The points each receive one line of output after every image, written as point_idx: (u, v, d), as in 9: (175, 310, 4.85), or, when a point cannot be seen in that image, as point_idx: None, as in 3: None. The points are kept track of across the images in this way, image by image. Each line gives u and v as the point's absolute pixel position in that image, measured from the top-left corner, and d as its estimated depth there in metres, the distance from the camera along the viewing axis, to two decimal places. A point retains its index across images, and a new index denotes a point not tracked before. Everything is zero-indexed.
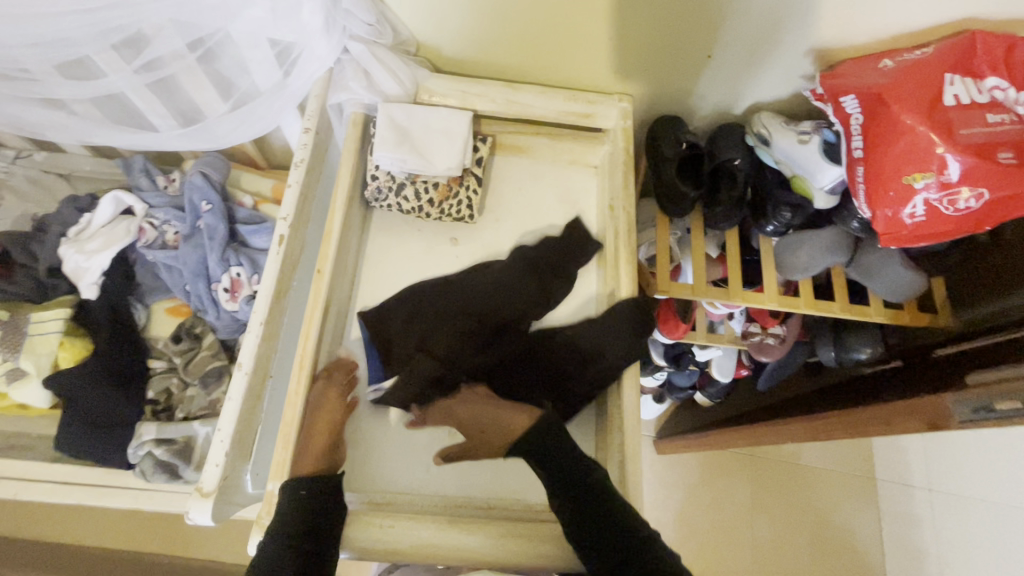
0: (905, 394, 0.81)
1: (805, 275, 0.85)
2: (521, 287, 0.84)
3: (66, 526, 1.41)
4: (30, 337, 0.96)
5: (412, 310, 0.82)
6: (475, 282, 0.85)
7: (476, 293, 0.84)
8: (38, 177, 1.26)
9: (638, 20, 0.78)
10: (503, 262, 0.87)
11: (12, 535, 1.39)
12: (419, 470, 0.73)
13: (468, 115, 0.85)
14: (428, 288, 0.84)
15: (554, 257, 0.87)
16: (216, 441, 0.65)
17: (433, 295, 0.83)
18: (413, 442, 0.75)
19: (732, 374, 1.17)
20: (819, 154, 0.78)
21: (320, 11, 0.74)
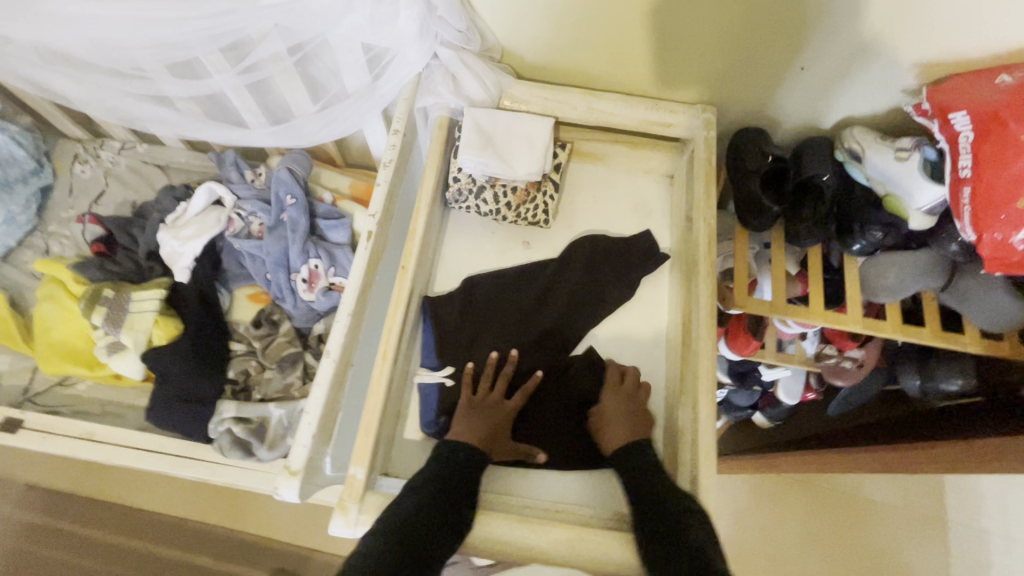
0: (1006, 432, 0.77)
1: (893, 297, 0.81)
2: (575, 291, 0.86)
3: (139, 492, 1.52)
4: (131, 314, 1.04)
5: (469, 305, 0.84)
6: (535, 284, 0.87)
7: (528, 300, 0.86)
8: (140, 167, 1.37)
9: (730, 30, 0.77)
10: (561, 267, 0.88)
11: (94, 494, 1.51)
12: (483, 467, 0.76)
13: (549, 121, 0.86)
14: (487, 286, 0.86)
15: (615, 263, 0.88)
16: (304, 423, 0.69)
17: (490, 292, 0.86)
18: None
19: (799, 397, 1.13)
20: (919, 172, 0.74)
21: (417, 18, 0.77)
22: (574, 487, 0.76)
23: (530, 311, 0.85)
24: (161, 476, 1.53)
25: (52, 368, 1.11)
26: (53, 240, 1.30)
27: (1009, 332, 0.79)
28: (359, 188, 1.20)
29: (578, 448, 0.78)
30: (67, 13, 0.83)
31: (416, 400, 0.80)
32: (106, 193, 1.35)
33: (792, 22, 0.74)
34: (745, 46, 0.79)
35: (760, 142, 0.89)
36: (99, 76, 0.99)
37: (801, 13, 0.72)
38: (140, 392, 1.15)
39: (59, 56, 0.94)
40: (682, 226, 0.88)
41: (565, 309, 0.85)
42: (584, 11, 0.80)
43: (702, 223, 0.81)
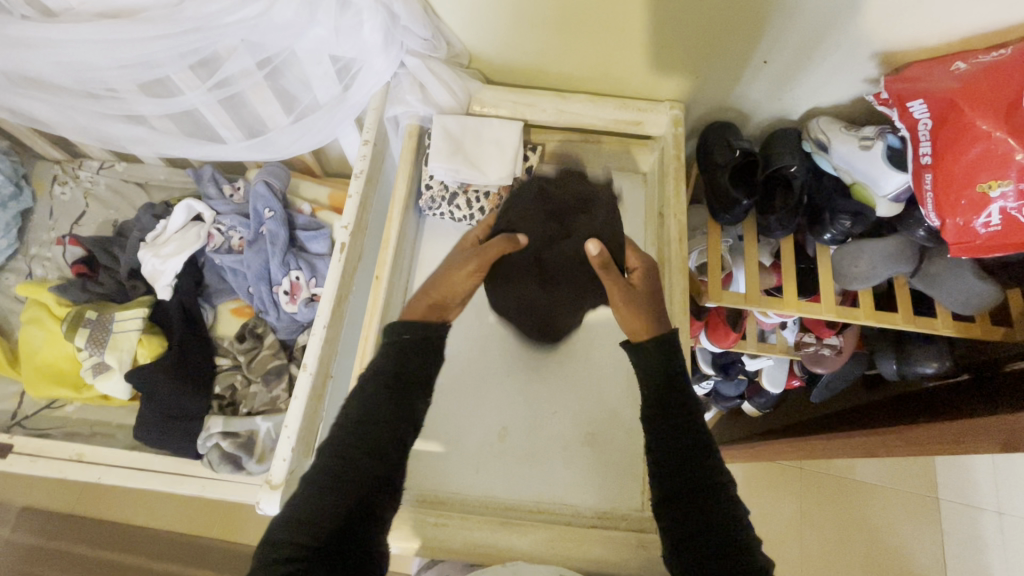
0: (979, 409, 0.79)
1: (865, 284, 0.82)
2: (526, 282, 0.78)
3: (134, 509, 1.53)
4: (114, 334, 1.04)
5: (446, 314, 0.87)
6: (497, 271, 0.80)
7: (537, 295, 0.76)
8: (120, 186, 1.38)
9: (690, 27, 0.78)
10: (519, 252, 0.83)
11: (91, 514, 1.52)
12: (467, 472, 0.77)
13: (519, 125, 0.87)
14: None
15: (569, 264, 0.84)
16: (283, 437, 0.69)
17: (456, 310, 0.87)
18: (464, 445, 0.79)
19: (783, 385, 1.14)
20: (882, 160, 0.75)
21: (380, 28, 0.77)
22: (558, 484, 0.77)
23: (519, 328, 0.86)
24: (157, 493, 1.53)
25: (40, 391, 1.12)
26: (35, 262, 1.30)
27: (980, 313, 0.80)
28: (338, 198, 1.20)
29: (562, 449, 0.79)
30: (33, 37, 0.83)
31: None
32: (87, 213, 1.35)
33: (753, 17, 0.75)
34: (708, 42, 0.80)
35: (728, 137, 0.89)
36: (69, 97, 0.98)
37: (760, 7, 0.73)
38: (128, 410, 1.15)
39: (27, 79, 0.94)
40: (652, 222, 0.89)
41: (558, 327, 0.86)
42: (545, 14, 0.80)
43: (673, 219, 0.82)
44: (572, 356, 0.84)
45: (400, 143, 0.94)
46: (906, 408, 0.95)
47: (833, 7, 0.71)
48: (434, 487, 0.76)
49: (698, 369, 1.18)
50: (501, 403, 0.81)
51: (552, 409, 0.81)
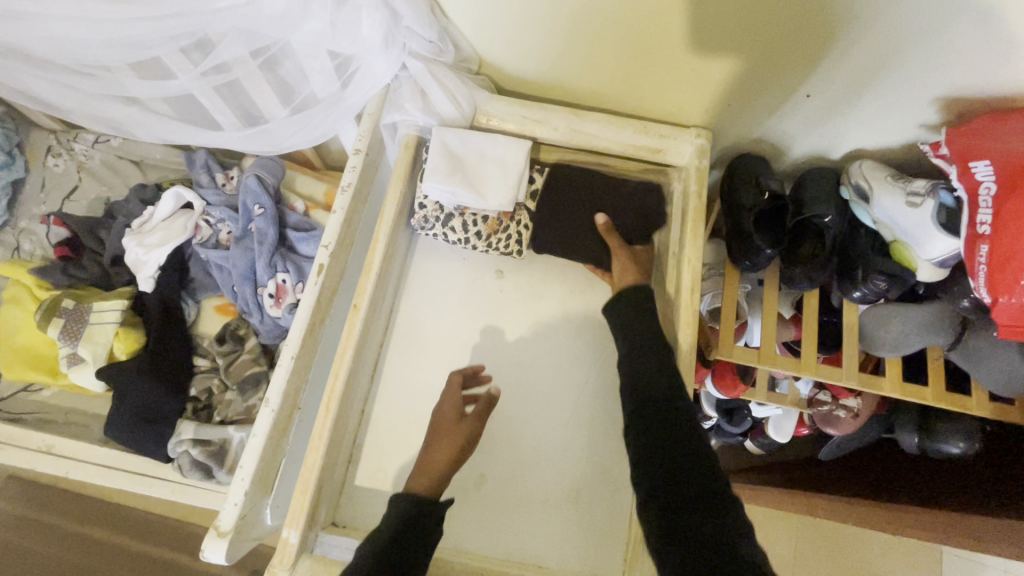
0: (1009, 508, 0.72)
1: (892, 353, 0.74)
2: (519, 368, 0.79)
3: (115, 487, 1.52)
4: (90, 326, 1.00)
5: (432, 340, 0.81)
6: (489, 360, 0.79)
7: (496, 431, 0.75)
8: (114, 162, 1.33)
9: (725, 51, 0.69)
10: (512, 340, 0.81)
11: (72, 488, 1.51)
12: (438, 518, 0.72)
13: (526, 145, 0.78)
14: (446, 325, 0.82)
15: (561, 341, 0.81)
16: (238, 479, 0.64)
17: (444, 340, 0.81)
18: None
19: (790, 436, 1.05)
20: (933, 222, 0.65)
21: (380, 28, 0.69)
22: (530, 541, 0.71)
23: (505, 367, 0.80)
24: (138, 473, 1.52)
25: (16, 374, 1.09)
26: (23, 236, 1.26)
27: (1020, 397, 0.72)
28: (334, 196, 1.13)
29: (542, 503, 0.73)
30: (10, 9, 0.76)
31: (370, 443, 0.75)
32: (79, 188, 1.30)
33: (805, 46, 0.66)
34: (748, 70, 0.71)
35: (758, 174, 0.80)
36: (53, 73, 0.92)
37: (816, 35, 0.64)
38: (104, 401, 1.12)
39: (8, 52, 0.88)
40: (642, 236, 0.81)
41: (548, 367, 0.80)
42: (565, 23, 0.71)
43: (687, 264, 0.74)
44: (561, 400, 0.78)
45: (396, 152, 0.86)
46: (917, 479, 0.89)
47: (893, 43, 0.62)
48: None
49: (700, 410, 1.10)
50: (476, 445, 0.76)
51: (535, 457, 0.75)
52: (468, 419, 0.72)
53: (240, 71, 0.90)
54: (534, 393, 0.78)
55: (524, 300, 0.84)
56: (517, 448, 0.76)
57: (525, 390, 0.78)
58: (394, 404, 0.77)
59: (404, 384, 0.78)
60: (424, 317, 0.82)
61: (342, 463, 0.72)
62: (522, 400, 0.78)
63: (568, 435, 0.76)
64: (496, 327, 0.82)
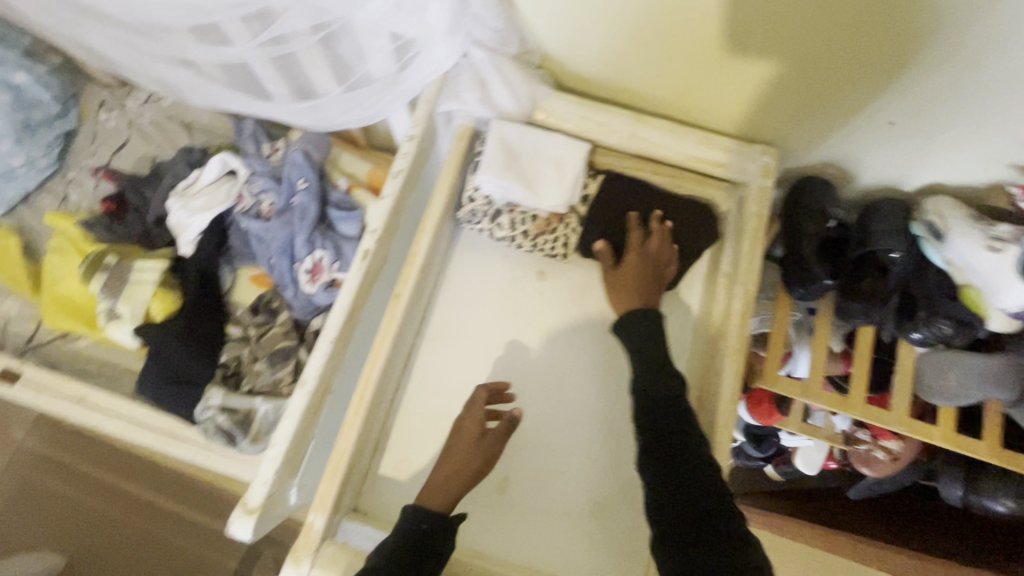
0: None
1: (948, 403, 0.70)
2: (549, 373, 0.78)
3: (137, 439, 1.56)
4: (130, 284, 1.01)
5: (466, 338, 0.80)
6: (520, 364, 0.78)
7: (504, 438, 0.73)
8: (164, 122, 1.34)
9: (806, 67, 0.65)
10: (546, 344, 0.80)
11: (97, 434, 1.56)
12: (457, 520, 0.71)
13: (585, 146, 0.76)
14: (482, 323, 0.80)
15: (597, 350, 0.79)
16: (267, 458, 0.64)
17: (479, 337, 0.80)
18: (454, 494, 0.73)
19: (819, 469, 1.01)
20: (1013, 270, 0.62)
21: (449, 14, 0.67)
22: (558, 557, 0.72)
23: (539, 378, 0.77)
24: None
25: (56, 322, 1.12)
26: (71, 187, 1.28)
27: None
28: (377, 177, 1.12)
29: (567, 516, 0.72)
30: None
31: (396, 434, 0.75)
32: (128, 146, 1.32)
33: (900, 65, 0.61)
34: (828, 89, 0.67)
35: (829, 198, 0.76)
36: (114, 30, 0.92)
37: (916, 54, 0.59)
38: (136, 357, 1.14)
39: (74, 5, 0.88)
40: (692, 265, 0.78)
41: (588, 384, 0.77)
42: (639, 23, 0.68)
43: (740, 287, 0.71)
44: (592, 413, 0.76)
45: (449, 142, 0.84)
46: None
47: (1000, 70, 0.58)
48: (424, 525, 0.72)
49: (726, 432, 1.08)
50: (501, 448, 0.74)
51: (559, 467, 0.74)
52: (489, 439, 0.69)
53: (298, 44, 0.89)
54: (568, 404, 0.76)
55: (562, 304, 0.82)
56: (546, 465, 0.74)
57: (560, 402, 0.76)
58: (424, 398, 0.76)
59: (436, 379, 0.77)
60: (461, 311, 0.81)
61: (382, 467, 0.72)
62: (555, 410, 0.76)
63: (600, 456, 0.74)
64: (535, 338, 0.79)
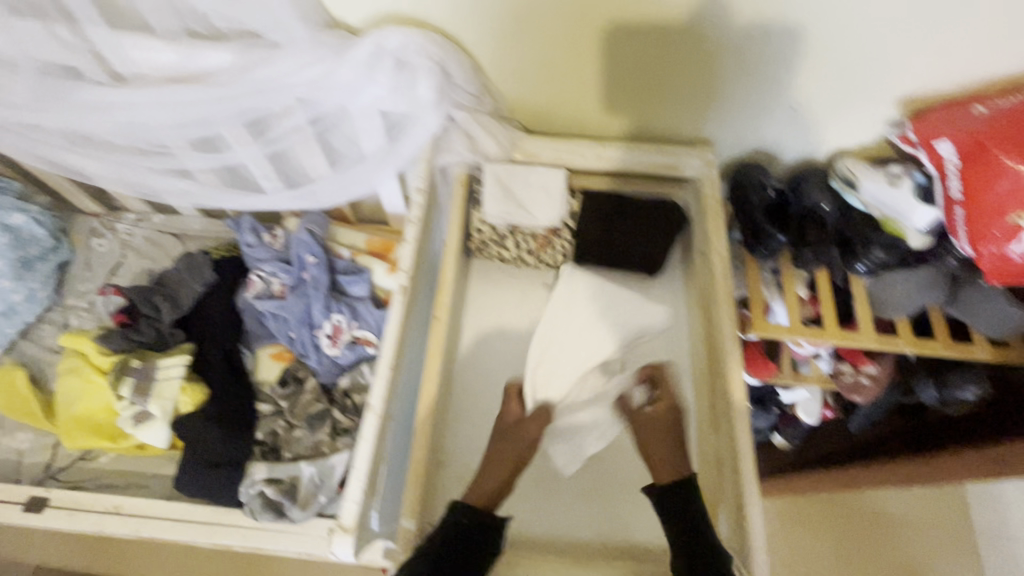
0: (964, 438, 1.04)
1: (898, 313, 0.86)
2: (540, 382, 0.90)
3: (131, 564, 1.42)
4: (158, 382, 1.06)
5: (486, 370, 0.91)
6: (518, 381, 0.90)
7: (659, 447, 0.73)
8: (156, 237, 1.41)
9: (695, 79, 0.85)
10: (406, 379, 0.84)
11: (90, 570, 1.41)
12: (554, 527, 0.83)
13: (562, 172, 0.92)
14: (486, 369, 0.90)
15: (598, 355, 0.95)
16: (352, 481, 0.70)
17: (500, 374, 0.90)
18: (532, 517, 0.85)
19: (818, 417, 1.16)
20: (913, 196, 0.80)
21: (434, 87, 0.85)
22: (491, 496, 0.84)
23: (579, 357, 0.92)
24: (165, 548, 1.43)
25: (75, 442, 1.12)
26: (71, 313, 1.31)
27: (1011, 337, 0.84)
28: (375, 243, 1.22)
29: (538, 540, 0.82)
30: (104, 100, 0.90)
31: (451, 448, 0.85)
32: (123, 264, 1.37)
33: (743, 86, 0.85)
34: (705, 93, 0.87)
35: (759, 175, 0.93)
36: (120, 153, 1.08)
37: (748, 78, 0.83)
38: (164, 459, 1.15)
39: (83, 138, 1.05)
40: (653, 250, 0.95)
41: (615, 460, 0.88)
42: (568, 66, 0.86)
43: (714, 255, 0.85)
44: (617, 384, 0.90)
45: (449, 191, 0.97)
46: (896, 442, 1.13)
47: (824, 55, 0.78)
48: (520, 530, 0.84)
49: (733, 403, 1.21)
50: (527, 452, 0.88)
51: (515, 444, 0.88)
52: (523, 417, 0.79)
53: (295, 138, 1.00)
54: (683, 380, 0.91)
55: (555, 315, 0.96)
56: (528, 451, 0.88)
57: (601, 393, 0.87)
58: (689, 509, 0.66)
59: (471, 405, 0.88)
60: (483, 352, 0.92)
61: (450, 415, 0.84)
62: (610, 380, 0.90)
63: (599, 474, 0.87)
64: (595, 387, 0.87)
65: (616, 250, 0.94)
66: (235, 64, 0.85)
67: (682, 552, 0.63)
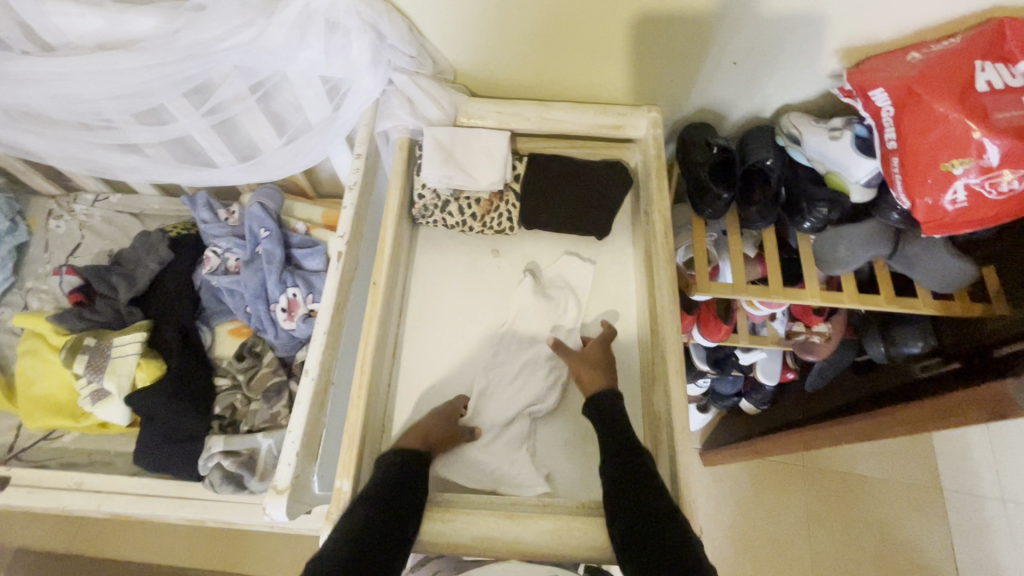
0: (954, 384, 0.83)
1: (845, 270, 0.85)
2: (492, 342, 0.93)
3: (109, 543, 1.43)
4: (112, 359, 1.05)
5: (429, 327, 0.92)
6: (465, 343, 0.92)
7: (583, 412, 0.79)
8: (114, 216, 1.39)
9: (635, 37, 0.84)
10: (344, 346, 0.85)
11: (68, 548, 1.43)
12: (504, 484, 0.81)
13: (506, 135, 0.92)
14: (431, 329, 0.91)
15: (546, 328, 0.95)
16: (288, 442, 0.77)
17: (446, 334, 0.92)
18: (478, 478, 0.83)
19: (778, 378, 1.18)
20: (853, 149, 0.79)
21: (368, 48, 0.82)
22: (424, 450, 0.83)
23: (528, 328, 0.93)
24: (141, 525, 1.45)
25: (36, 422, 1.11)
26: (31, 295, 1.30)
27: (957, 290, 0.84)
28: (331, 217, 1.21)
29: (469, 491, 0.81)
30: (27, 71, 0.85)
31: (398, 413, 0.86)
32: (82, 245, 1.36)
33: (683, 44, 0.83)
34: (645, 51, 0.86)
35: (706, 135, 0.93)
36: (60, 130, 1.00)
37: (689, 36, 0.81)
38: (128, 437, 1.15)
39: (21, 114, 0.97)
40: (597, 215, 0.94)
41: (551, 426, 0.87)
42: (502, 25, 0.84)
43: (658, 214, 0.86)
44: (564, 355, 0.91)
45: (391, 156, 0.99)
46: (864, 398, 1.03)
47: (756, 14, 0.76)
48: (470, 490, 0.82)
49: (694, 366, 1.22)
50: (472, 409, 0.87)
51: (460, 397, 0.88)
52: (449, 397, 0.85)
53: (238, 108, 0.97)
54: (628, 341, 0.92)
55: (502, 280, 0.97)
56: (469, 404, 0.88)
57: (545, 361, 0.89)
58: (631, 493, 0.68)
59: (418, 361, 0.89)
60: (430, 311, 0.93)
61: (383, 370, 0.84)
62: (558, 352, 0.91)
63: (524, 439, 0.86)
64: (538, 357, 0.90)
65: (558, 211, 0.95)
66: (163, 28, 0.82)
67: (625, 529, 0.65)
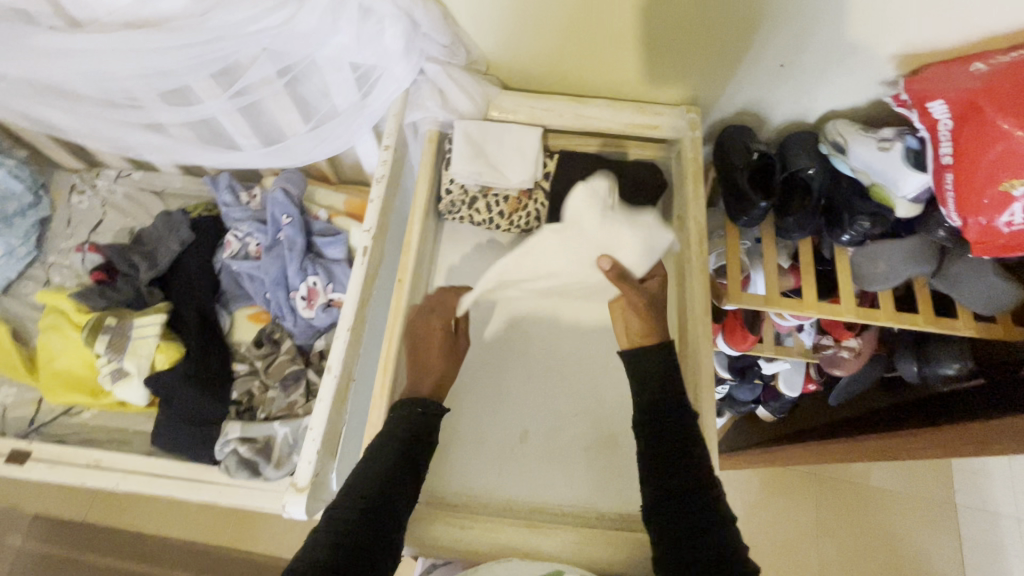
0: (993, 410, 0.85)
1: (885, 285, 0.82)
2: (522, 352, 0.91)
3: (124, 515, 1.46)
4: (133, 340, 1.05)
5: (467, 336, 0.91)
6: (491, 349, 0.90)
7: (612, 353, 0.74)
8: (136, 194, 1.38)
9: (679, 35, 0.80)
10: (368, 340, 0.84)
11: (85, 518, 1.46)
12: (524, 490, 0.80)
13: (538, 131, 0.90)
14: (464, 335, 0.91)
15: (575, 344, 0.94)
16: (309, 439, 0.76)
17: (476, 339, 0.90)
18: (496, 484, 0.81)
19: (800, 389, 1.15)
20: (902, 161, 0.75)
21: (401, 36, 0.80)
22: (454, 447, 0.83)
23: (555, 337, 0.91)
24: (156, 500, 1.47)
25: (56, 398, 1.12)
26: (53, 270, 1.31)
27: (1001, 313, 0.81)
28: (354, 204, 1.20)
29: (496, 502, 0.79)
30: (54, 46, 0.82)
31: None
32: (104, 222, 1.36)
33: (727, 43, 0.80)
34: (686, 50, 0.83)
35: (745, 139, 0.90)
36: (84, 106, 0.98)
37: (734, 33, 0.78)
38: (145, 416, 1.16)
39: (46, 89, 0.95)
40: None
41: (573, 430, 0.85)
42: (540, 17, 0.81)
43: (692, 222, 0.83)
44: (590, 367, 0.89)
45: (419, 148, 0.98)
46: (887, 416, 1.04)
47: (808, 14, 0.73)
48: (490, 493, 0.80)
49: (714, 373, 1.20)
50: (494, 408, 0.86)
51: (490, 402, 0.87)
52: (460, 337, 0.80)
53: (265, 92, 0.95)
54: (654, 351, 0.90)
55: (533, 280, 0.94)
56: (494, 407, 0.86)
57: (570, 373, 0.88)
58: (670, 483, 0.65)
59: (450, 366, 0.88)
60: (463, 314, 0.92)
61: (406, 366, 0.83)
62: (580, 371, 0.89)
63: (542, 443, 0.84)
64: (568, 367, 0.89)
65: None
66: (193, 8, 0.80)
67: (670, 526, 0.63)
